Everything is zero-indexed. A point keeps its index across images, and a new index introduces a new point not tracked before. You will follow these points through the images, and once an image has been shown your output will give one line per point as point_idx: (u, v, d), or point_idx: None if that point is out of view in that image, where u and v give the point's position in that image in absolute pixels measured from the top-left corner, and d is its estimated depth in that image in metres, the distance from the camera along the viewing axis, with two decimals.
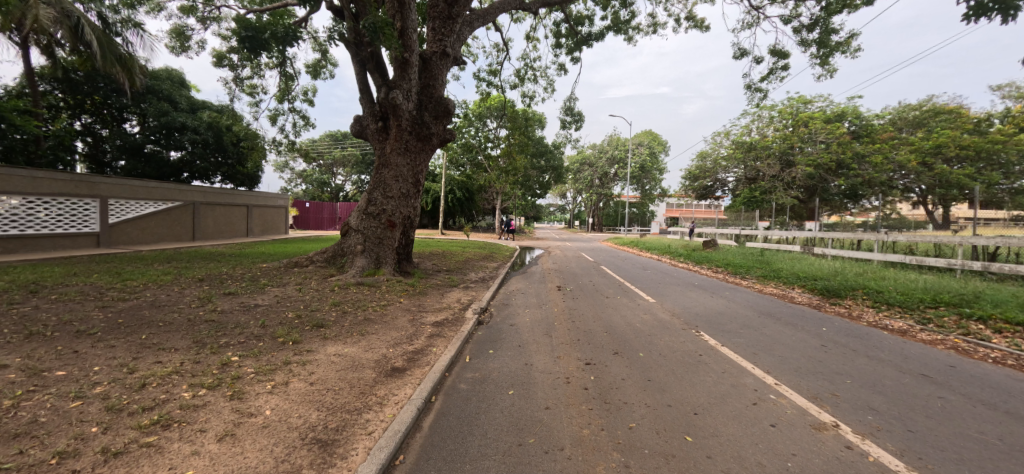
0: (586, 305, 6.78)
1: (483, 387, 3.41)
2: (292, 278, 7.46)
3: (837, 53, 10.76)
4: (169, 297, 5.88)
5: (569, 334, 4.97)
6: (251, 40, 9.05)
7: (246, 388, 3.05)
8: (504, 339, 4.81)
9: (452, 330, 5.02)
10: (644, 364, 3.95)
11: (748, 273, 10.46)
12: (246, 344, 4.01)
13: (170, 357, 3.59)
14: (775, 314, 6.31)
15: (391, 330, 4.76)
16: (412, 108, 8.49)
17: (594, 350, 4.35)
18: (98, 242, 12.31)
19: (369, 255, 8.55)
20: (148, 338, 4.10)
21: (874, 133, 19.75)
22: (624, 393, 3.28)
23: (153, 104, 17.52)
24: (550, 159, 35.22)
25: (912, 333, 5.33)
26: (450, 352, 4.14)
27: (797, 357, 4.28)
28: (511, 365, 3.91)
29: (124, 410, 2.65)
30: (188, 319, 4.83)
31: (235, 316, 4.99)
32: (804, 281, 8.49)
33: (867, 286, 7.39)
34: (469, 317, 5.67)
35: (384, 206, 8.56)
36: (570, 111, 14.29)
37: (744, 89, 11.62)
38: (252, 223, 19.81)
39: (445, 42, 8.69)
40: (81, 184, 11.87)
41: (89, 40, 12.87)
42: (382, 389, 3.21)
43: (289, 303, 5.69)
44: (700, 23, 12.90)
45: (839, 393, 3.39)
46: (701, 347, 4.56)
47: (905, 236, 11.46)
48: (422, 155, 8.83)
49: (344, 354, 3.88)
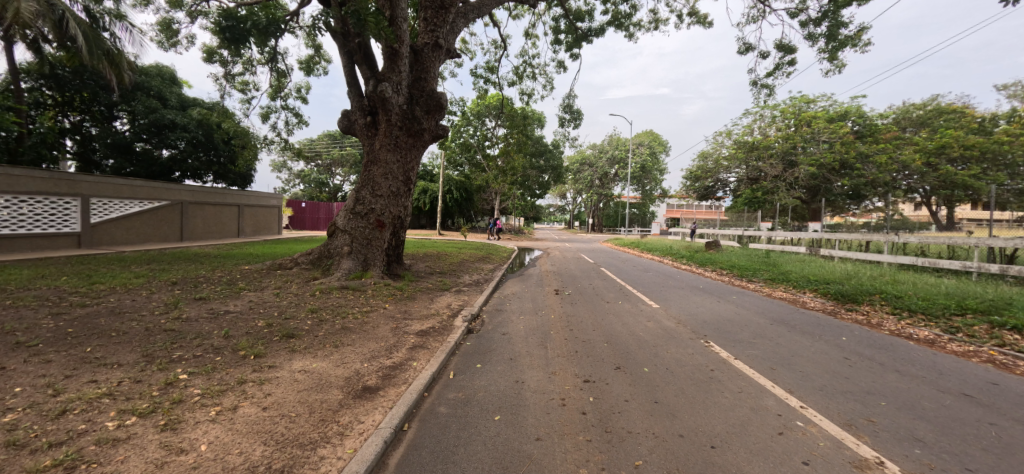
0: (586, 311, 6.34)
1: (465, 412, 2.96)
2: (272, 282, 7.01)
3: (847, 47, 10.34)
4: (134, 302, 5.42)
5: (566, 345, 4.52)
6: (232, 30, 8.65)
7: (185, 415, 2.60)
8: (495, 351, 4.36)
9: (438, 341, 4.55)
10: (650, 381, 3.53)
11: (754, 276, 10.00)
12: (201, 359, 3.55)
13: (109, 375, 3.13)
14: (789, 321, 5.85)
15: (369, 342, 4.30)
16: (402, 102, 8.04)
17: (594, 365, 3.90)
18: (79, 242, 11.86)
19: (356, 257, 8.11)
20: (92, 352, 3.64)
21: (878, 133, 19.31)
22: (627, 418, 2.85)
23: (142, 102, 17.03)
24: (550, 159, 34.66)
25: (941, 344, 4.88)
26: (432, 366, 3.69)
27: (822, 373, 3.84)
28: (499, 383, 3.46)
29: (27, 446, 2.20)
30: (145, 329, 4.36)
31: (199, 325, 4.53)
32: (816, 285, 8.04)
33: (885, 291, 6.95)
34: (458, 325, 5.21)
35: (372, 205, 8.11)
36: (570, 109, 13.90)
37: (749, 86, 11.23)
38: (244, 223, 19.37)
39: (437, 33, 8.26)
40: (61, 182, 11.39)
41: (74, 35, 12.37)
42: (346, 414, 2.75)
43: (262, 310, 5.24)
44: (703, 19, 12.52)
45: (876, 419, 2.95)
46: (712, 360, 4.12)
47: (917, 237, 10.99)
48: (413, 152, 8.40)
49: (312, 370, 3.43)
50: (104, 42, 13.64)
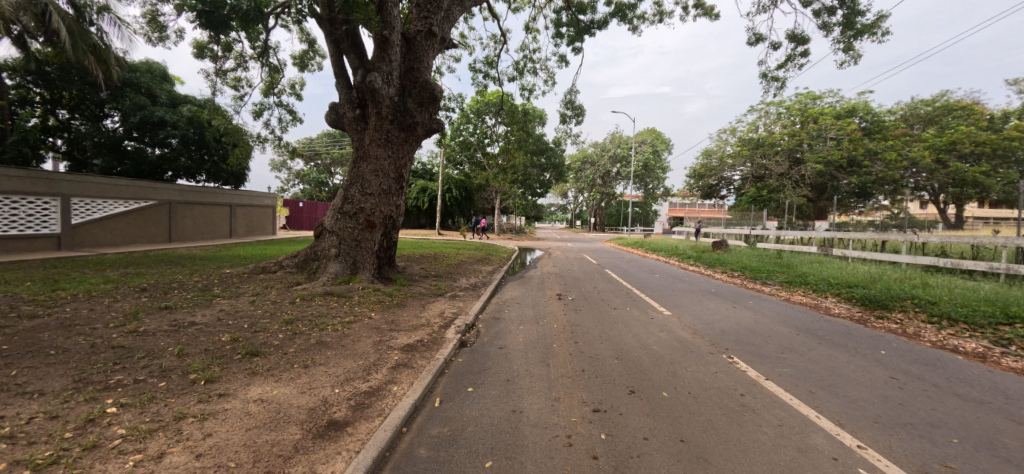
0: (590, 319, 5.77)
1: (449, 456, 2.40)
2: (250, 288, 6.47)
3: (865, 36, 9.67)
4: (90, 313, 4.88)
5: (571, 363, 3.97)
6: (210, 16, 8.18)
7: (92, 470, 2.06)
8: (490, 370, 3.80)
9: (425, 358, 3.98)
10: (671, 409, 2.98)
11: (769, 278, 9.41)
12: (141, 385, 3.01)
13: (19, 410, 2.59)
14: (816, 331, 5.28)
15: (346, 360, 3.75)
16: (393, 93, 7.48)
17: (605, 388, 3.35)
18: (59, 244, 11.34)
19: (344, 260, 7.57)
20: (15, 376, 3.09)
21: (886, 130, 18.45)
22: (650, 465, 2.30)
23: (130, 98, 16.44)
24: (551, 157, 33.90)
25: (994, 359, 4.31)
26: (415, 392, 3.15)
27: (872, 399, 3.28)
28: (493, 414, 2.91)
29: None
30: (90, 345, 3.82)
31: (153, 340, 3.99)
32: (838, 289, 7.46)
33: (917, 296, 6.36)
34: (450, 338, 4.67)
35: (362, 204, 7.54)
36: (571, 105, 13.35)
37: (759, 79, 10.63)
38: (237, 224, 18.85)
39: (430, 20, 7.70)
40: (40, 180, 10.89)
41: (57, 28, 11.55)
42: (299, 464, 2.21)
43: (231, 321, 4.69)
44: (709, 10, 11.96)
45: (955, 464, 2.39)
46: (740, 380, 3.57)
47: (937, 237, 10.32)
48: (405, 147, 7.85)
49: (271, 399, 2.89)
50: (90, 37, 12.82)
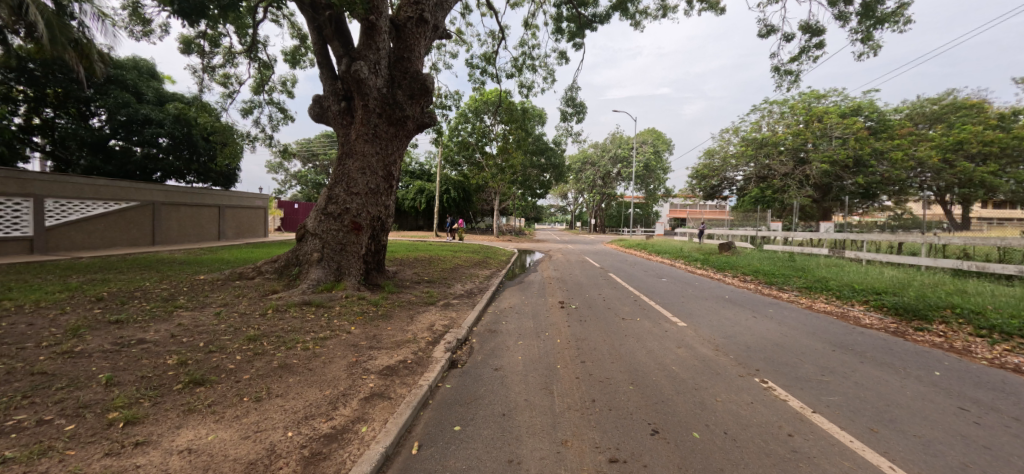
0: (597, 332, 5.18)
1: None
2: (219, 297, 5.86)
3: (886, 25, 9.08)
4: (25, 328, 4.25)
5: (579, 390, 3.37)
6: (183, 4, 7.47)
7: None
8: (482, 400, 3.19)
9: (405, 384, 3.37)
10: (708, 458, 2.38)
11: (785, 283, 8.80)
12: (42, 430, 2.39)
13: None
14: (853, 346, 4.68)
15: (310, 389, 3.14)
16: (382, 84, 6.89)
17: (623, 427, 2.74)
18: (32, 248, 10.72)
19: (326, 265, 6.96)
20: None
21: (892, 129, 17.65)
22: None
23: (115, 96, 15.74)
24: (551, 157, 33.20)
25: None
26: (388, 436, 2.53)
27: (949, 441, 2.66)
28: (483, 466, 2.30)
29: None
30: (5, 371, 3.19)
31: (84, 365, 3.36)
32: (865, 296, 6.87)
33: (957, 304, 5.77)
34: (438, 356, 4.06)
35: (346, 204, 6.94)
36: (571, 102, 12.76)
37: (771, 72, 10.07)
38: (226, 226, 18.24)
39: (421, 5, 7.10)
40: (10, 180, 10.26)
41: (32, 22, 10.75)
42: None
43: (186, 339, 4.07)
44: (717, 4, 11.42)
45: None
46: (785, 416, 2.95)
47: (959, 237, 9.66)
48: (395, 143, 7.23)
49: (203, 448, 2.28)
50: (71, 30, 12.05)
